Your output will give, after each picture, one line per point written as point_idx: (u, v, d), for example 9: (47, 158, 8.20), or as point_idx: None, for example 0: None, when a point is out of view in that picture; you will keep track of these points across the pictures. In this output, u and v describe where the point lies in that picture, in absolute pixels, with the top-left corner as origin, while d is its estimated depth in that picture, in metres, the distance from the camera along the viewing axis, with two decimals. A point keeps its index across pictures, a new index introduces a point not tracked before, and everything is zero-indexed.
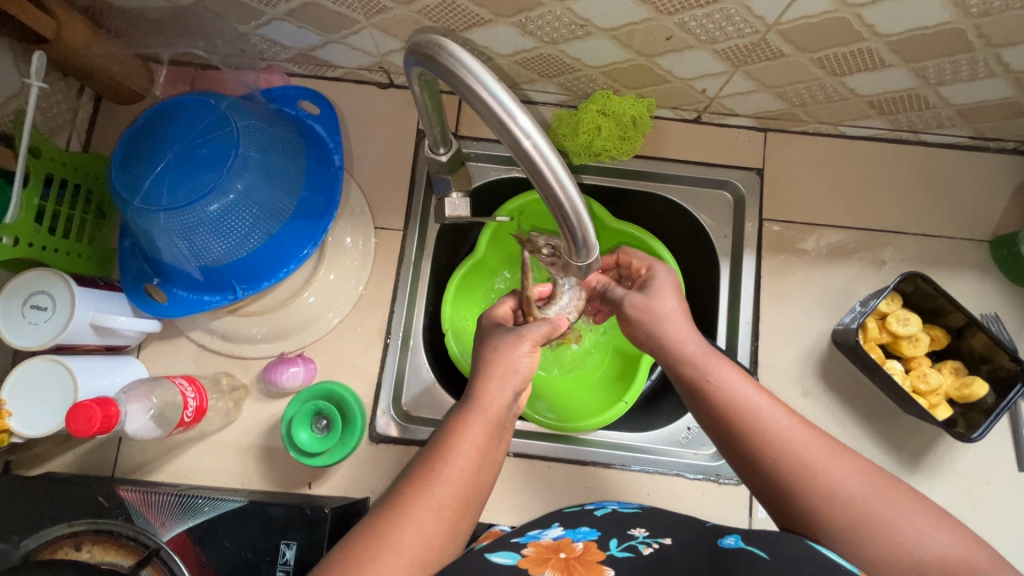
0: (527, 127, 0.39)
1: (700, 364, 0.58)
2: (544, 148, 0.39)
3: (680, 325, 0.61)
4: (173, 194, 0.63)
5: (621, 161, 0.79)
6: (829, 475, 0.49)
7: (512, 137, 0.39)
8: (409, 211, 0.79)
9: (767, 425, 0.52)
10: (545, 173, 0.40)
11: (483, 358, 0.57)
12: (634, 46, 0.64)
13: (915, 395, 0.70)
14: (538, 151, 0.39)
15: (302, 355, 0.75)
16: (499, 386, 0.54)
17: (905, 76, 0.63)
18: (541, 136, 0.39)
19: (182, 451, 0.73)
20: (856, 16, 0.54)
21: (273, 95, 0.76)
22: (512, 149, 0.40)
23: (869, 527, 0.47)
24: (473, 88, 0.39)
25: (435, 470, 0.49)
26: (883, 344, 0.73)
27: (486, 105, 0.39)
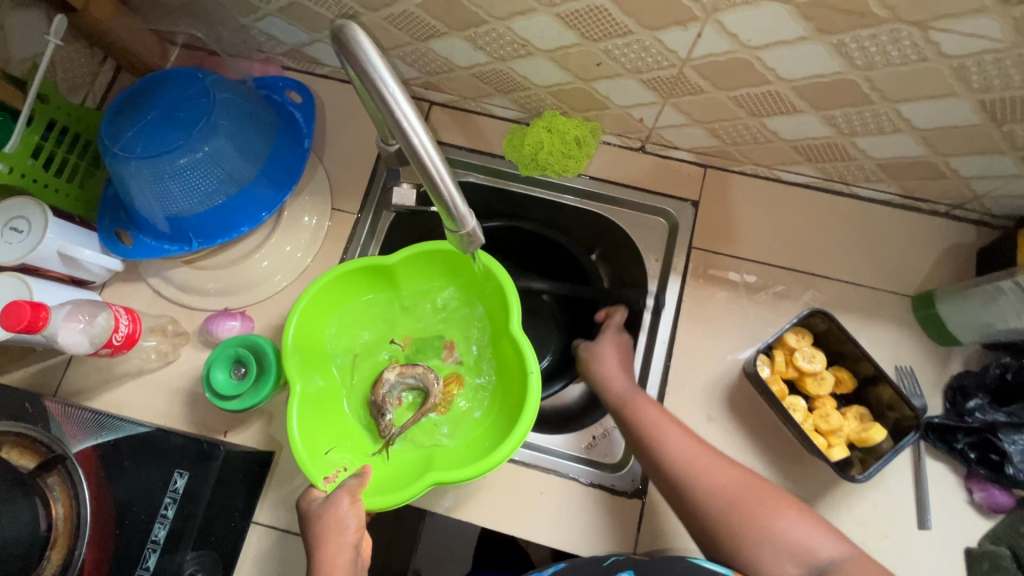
0: (418, 126, 0.46)
1: (628, 404, 0.70)
2: (429, 147, 0.47)
3: (612, 370, 0.76)
4: (154, 143, 0.72)
5: (566, 178, 0.86)
6: (723, 483, 0.62)
7: (404, 133, 0.46)
8: (366, 197, 0.86)
9: (675, 450, 0.65)
10: (428, 166, 0.48)
11: (312, 532, 0.59)
12: (571, 69, 0.71)
13: (813, 433, 0.70)
14: (424, 149, 0.47)
15: (243, 313, 0.81)
16: (336, 553, 0.57)
17: (818, 123, 0.67)
18: (428, 136, 0.47)
19: (120, 384, 0.79)
20: (755, 58, 0.59)
21: (265, 82, 0.86)
22: (406, 146, 0.47)
23: (763, 533, 0.58)
24: (374, 80, 0.45)
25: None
26: (790, 380, 0.75)
27: (384, 103, 0.45)
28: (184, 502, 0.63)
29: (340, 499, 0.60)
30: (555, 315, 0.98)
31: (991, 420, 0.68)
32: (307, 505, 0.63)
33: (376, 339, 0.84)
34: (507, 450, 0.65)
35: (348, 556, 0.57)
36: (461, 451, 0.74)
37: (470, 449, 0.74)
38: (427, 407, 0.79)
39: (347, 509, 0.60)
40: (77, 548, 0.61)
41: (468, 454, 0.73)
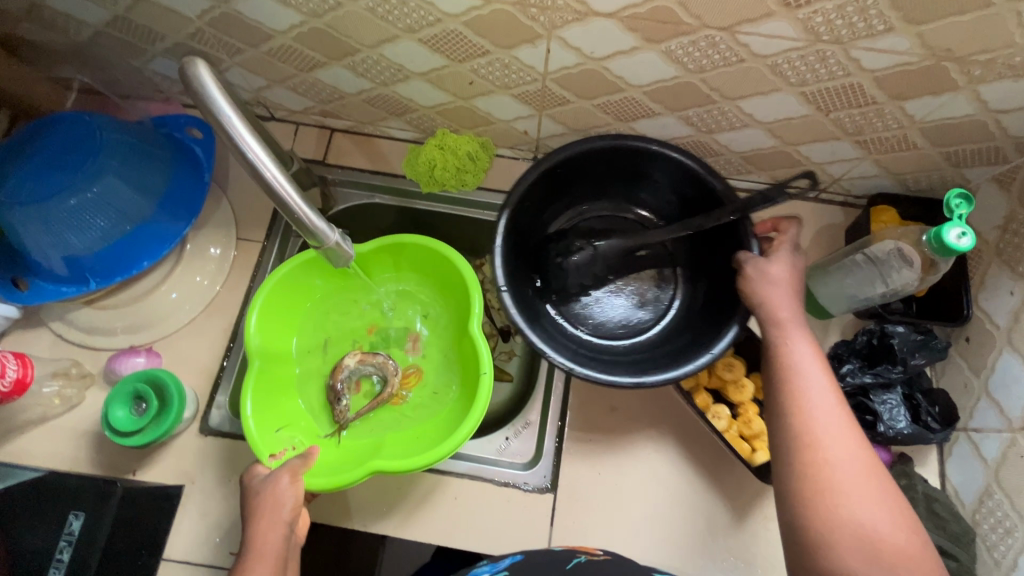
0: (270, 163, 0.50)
1: (784, 327, 0.58)
2: (282, 181, 0.50)
3: (782, 291, 0.60)
4: (38, 186, 0.72)
5: (467, 192, 0.89)
6: (831, 448, 0.51)
7: (255, 166, 0.49)
8: (272, 225, 0.88)
9: (806, 391, 0.54)
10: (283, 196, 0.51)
11: (250, 507, 0.59)
12: (449, 90, 0.75)
13: (736, 439, 0.72)
14: (278, 182, 0.50)
15: (149, 349, 0.81)
16: (268, 532, 0.56)
17: (679, 123, 0.73)
18: (281, 171, 0.50)
19: (22, 433, 0.77)
20: (604, 68, 0.64)
21: (165, 121, 0.88)
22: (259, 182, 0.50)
23: (834, 503, 0.49)
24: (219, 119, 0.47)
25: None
26: (714, 389, 0.76)
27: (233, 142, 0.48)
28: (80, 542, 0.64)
29: (280, 476, 0.60)
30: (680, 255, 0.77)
31: (862, 383, 0.72)
32: (249, 481, 0.61)
33: (337, 327, 0.81)
34: (455, 442, 0.62)
35: (281, 537, 0.56)
36: (412, 440, 0.72)
37: (422, 438, 0.71)
38: (382, 395, 0.76)
39: (288, 486, 0.59)
40: None
41: (419, 444, 0.70)
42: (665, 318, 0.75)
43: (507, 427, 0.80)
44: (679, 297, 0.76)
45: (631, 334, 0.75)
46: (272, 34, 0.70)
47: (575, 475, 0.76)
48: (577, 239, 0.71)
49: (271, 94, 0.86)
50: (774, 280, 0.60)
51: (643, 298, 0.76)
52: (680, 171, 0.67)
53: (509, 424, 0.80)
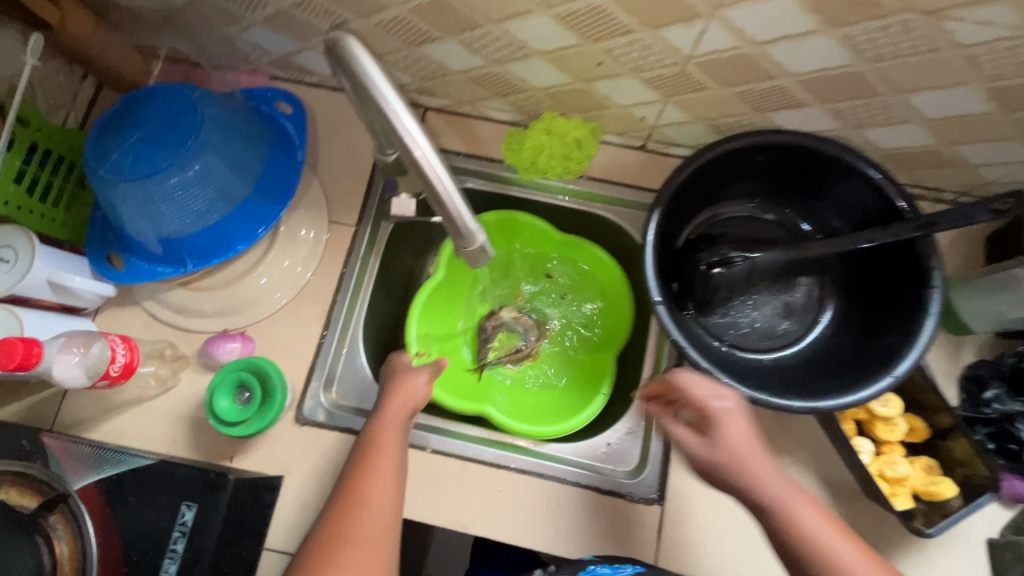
0: (420, 138, 0.46)
1: (784, 508, 0.53)
2: (431, 157, 0.46)
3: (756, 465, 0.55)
4: (140, 163, 0.69)
5: (567, 181, 0.84)
6: None
7: (406, 146, 0.45)
8: (364, 209, 0.84)
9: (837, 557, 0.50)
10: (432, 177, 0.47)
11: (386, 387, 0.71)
12: (571, 71, 0.69)
13: (878, 478, 0.68)
14: (428, 160, 0.46)
15: (243, 333, 0.79)
16: (393, 410, 0.68)
17: (826, 117, 0.66)
18: (430, 147, 0.46)
19: (120, 413, 0.76)
20: (762, 53, 0.58)
21: (252, 95, 0.84)
22: (407, 159, 0.46)
23: None
24: (371, 94, 0.44)
25: (368, 468, 0.61)
26: (859, 422, 0.72)
27: (381, 113, 0.45)
28: (192, 536, 0.61)
29: (416, 373, 0.72)
30: (838, 274, 0.77)
31: (1009, 411, 0.68)
32: (396, 361, 0.75)
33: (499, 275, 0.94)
34: (577, 423, 0.79)
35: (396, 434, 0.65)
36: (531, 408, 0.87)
37: (539, 406, 0.87)
38: (522, 351, 0.92)
39: (423, 381, 0.71)
40: None
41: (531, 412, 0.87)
42: (814, 331, 0.76)
43: (607, 432, 0.79)
44: (830, 312, 0.76)
45: (777, 347, 0.76)
46: (388, 5, 0.65)
47: (684, 489, 0.72)
48: (730, 249, 0.73)
49: None
50: (683, 386, 0.59)
51: (789, 309, 0.77)
52: (861, 186, 0.68)
53: (607, 431, 0.80)
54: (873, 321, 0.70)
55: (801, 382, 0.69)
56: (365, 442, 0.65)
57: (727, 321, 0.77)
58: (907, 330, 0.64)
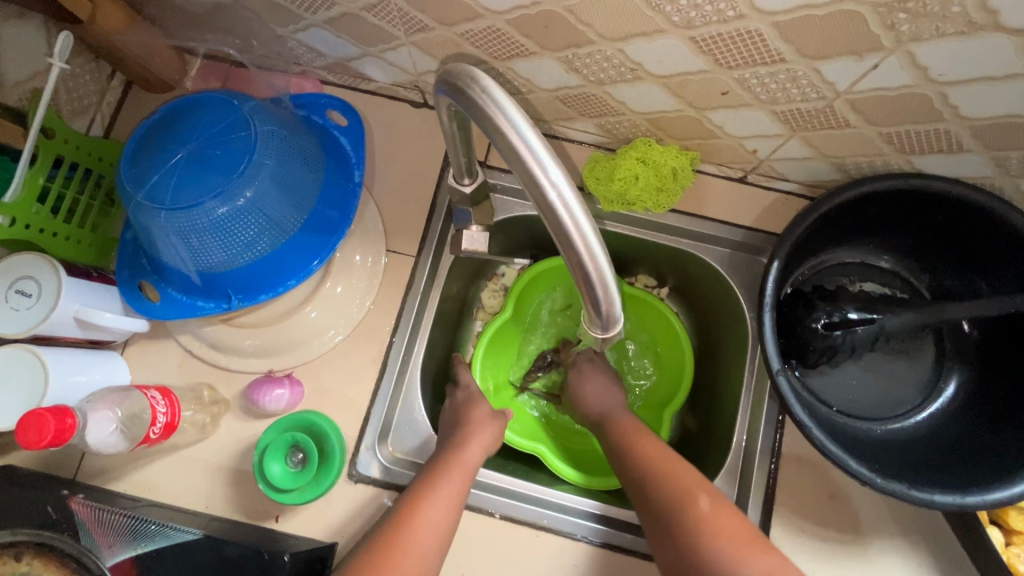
0: (558, 179, 0.35)
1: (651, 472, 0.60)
2: (572, 203, 0.35)
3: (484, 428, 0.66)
4: (185, 187, 0.59)
5: (654, 214, 0.75)
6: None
7: (541, 193, 0.35)
8: (425, 237, 0.75)
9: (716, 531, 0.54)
10: (571, 234, 0.35)
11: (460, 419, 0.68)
12: (685, 97, 0.59)
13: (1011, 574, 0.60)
14: (569, 212, 0.35)
15: (290, 376, 0.70)
16: (472, 445, 0.64)
17: (984, 164, 0.57)
18: (571, 190, 0.35)
19: (150, 462, 0.68)
20: (939, 94, 0.48)
21: (302, 101, 0.73)
22: (539, 204, 0.35)
23: None
24: (499, 127, 0.35)
25: (417, 511, 0.57)
26: None
27: (510, 145, 0.35)
28: None
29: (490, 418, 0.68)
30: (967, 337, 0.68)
31: None
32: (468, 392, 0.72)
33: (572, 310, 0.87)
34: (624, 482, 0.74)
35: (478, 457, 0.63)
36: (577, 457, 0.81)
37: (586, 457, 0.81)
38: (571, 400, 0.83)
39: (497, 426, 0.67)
40: None
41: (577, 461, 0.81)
42: (936, 400, 0.68)
43: None
44: (954, 379, 0.68)
45: (891, 415, 0.68)
46: (481, 13, 0.55)
47: None
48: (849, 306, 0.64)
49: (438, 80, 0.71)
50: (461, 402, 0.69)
51: (905, 372, 0.69)
52: (1015, 248, 0.59)
53: None
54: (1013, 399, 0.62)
55: (926, 465, 0.61)
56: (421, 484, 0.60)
57: (835, 382, 0.69)
58: None
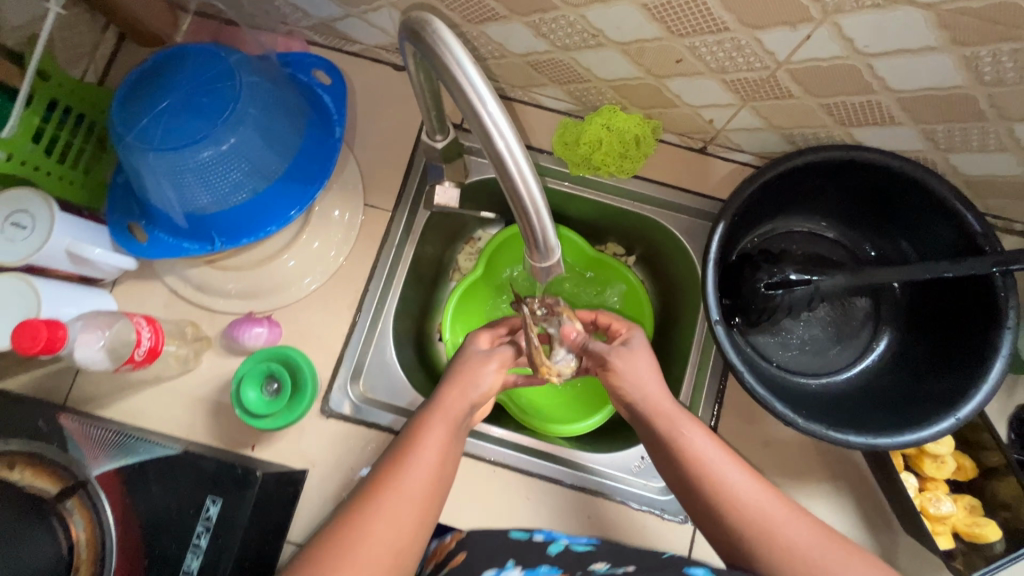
0: (502, 124, 0.39)
1: (673, 419, 0.59)
2: (515, 147, 0.39)
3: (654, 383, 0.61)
4: (173, 132, 0.64)
5: (619, 180, 0.79)
6: (783, 530, 0.53)
7: (488, 136, 0.39)
8: (401, 193, 0.79)
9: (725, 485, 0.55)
10: (513, 174, 0.40)
11: (452, 368, 0.62)
12: (644, 64, 0.63)
13: (921, 515, 0.66)
14: (511, 154, 0.40)
15: (270, 318, 0.75)
16: (457, 394, 0.59)
17: (915, 137, 0.62)
18: (514, 135, 0.39)
19: (136, 391, 0.73)
20: (867, 66, 0.53)
21: (289, 59, 0.77)
22: (486, 147, 0.40)
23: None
24: (450, 72, 0.39)
25: (402, 473, 0.54)
26: (904, 454, 0.70)
27: (459, 89, 0.39)
28: (216, 532, 0.58)
29: (488, 360, 0.62)
30: (899, 302, 0.74)
31: None
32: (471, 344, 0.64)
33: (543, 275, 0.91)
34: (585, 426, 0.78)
35: (467, 408, 0.59)
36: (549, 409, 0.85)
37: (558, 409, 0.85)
38: None
39: (493, 370, 0.61)
40: None
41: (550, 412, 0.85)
42: (865, 359, 0.73)
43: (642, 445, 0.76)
44: (885, 342, 0.73)
45: (825, 372, 0.74)
46: None
47: None
48: (791, 268, 0.69)
49: None
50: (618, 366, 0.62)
51: (840, 333, 0.75)
52: (937, 217, 0.64)
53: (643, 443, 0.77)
54: (930, 355, 0.68)
55: (852, 413, 0.67)
56: (405, 439, 0.57)
57: (777, 341, 0.74)
58: (971, 372, 0.61)
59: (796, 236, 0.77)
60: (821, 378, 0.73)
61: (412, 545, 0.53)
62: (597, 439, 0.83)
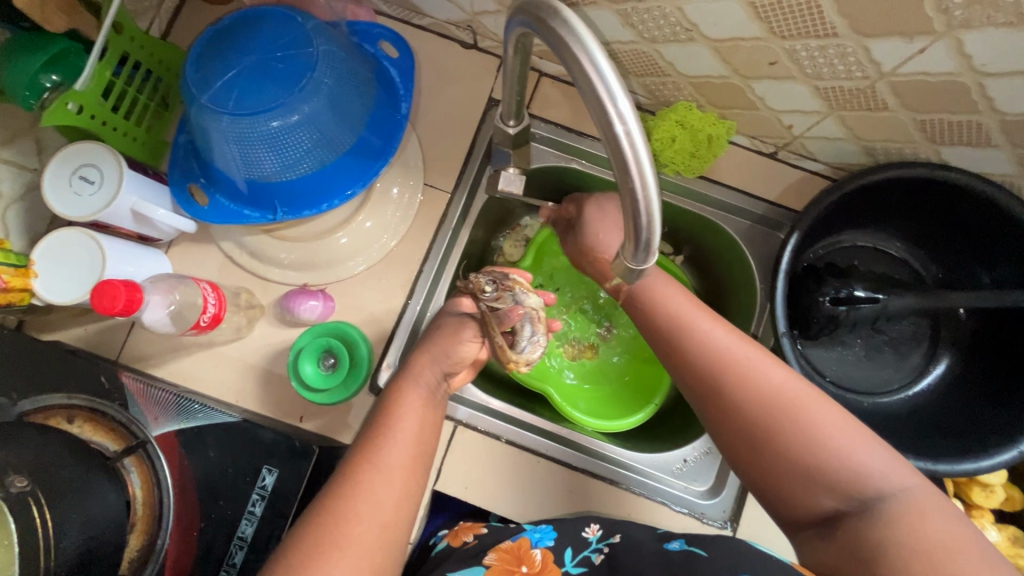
0: (628, 116, 0.38)
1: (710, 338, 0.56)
2: (639, 141, 0.38)
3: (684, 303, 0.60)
4: (246, 95, 0.62)
5: (683, 179, 0.78)
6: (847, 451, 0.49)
7: (609, 124, 0.38)
8: (461, 175, 0.78)
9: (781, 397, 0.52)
10: (631, 165, 0.39)
11: (426, 338, 0.64)
12: (734, 64, 0.61)
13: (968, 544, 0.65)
14: (632, 143, 0.38)
15: (324, 291, 0.74)
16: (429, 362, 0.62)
17: (1007, 161, 0.60)
18: (638, 128, 0.38)
19: (187, 353, 0.73)
20: (977, 84, 0.51)
21: (357, 28, 0.74)
22: (607, 137, 0.39)
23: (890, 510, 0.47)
24: (578, 57, 0.38)
25: (381, 443, 0.55)
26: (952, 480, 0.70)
27: (587, 78, 0.38)
28: (272, 502, 0.59)
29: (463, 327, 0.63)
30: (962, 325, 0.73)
31: None
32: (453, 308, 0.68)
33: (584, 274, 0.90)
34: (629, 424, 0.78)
35: (434, 375, 0.62)
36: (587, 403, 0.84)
37: (597, 403, 0.85)
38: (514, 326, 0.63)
39: (468, 339, 0.63)
40: (160, 537, 0.58)
41: (590, 404, 0.84)
42: (921, 381, 0.73)
43: (685, 447, 0.76)
44: (943, 365, 0.72)
45: (878, 392, 0.73)
46: None
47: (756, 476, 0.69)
48: (860, 285, 0.68)
49: (491, 21, 0.73)
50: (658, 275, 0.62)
51: (898, 351, 0.74)
52: (1013, 243, 0.63)
53: (685, 446, 0.77)
54: (992, 382, 0.67)
55: (906, 437, 0.66)
56: (380, 418, 0.58)
57: (831, 355, 0.73)
58: None
59: (858, 250, 0.76)
60: (881, 400, 0.72)
61: (401, 511, 0.52)
62: (638, 437, 0.83)
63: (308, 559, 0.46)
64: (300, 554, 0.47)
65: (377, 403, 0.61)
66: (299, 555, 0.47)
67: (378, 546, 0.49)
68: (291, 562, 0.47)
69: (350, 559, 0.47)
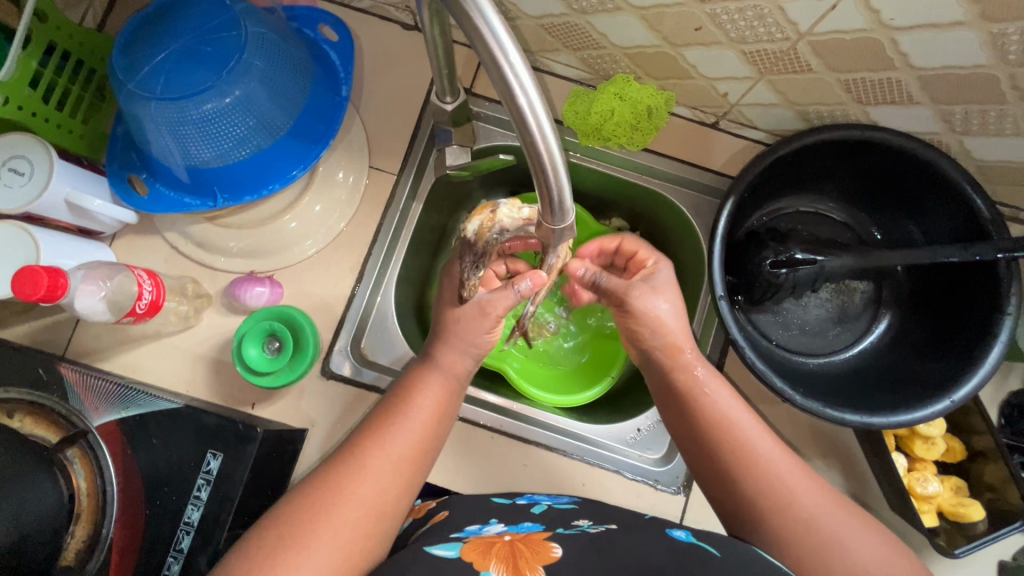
0: (526, 79, 0.38)
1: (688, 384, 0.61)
2: (537, 105, 0.39)
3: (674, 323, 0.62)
4: (175, 81, 0.61)
5: (628, 153, 0.78)
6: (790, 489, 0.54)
7: (508, 87, 0.38)
8: (407, 156, 0.78)
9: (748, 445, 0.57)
10: (531, 127, 0.40)
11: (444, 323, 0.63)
12: (662, 32, 0.62)
13: (910, 494, 0.67)
14: (531, 108, 0.39)
15: (272, 278, 0.74)
16: (455, 352, 0.61)
17: (932, 118, 0.61)
18: (537, 94, 0.39)
19: (135, 345, 0.72)
20: (890, 40, 0.52)
21: (295, 13, 0.74)
22: (507, 102, 0.39)
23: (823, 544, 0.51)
24: (471, 15, 0.37)
25: (393, 431, 0.56)
26: (896, 435, 0.72)
27: (481, 36, 0.37)
28: (216, 486, 0.58)
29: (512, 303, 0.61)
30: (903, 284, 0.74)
31: None
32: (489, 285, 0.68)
33: None
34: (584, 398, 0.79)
35: (465, 365, 0.62)
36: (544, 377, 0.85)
37: (555, 377, 0.85)
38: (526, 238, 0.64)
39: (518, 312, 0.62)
40: (104, 527, 0.58)
41: (547, 379, 0.85)
42: (864, 341, 0.74)
43: (639, 417, 0.78)
44: (885, 324, 0.74)
45: (823, 353, 0.74)
46: None
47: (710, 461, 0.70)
48: (799, 248, 0.69)
49: None
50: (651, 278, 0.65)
51: (843, 313, 0.75)
52: (943, 198, 0.64)
53: (640, 416, 0.78)
54: (932, 337, 0.68)
55: (848, 394, 0.68)
56: (399, 399, 0.59)
57: (777, 321, 0.75)
58: (968, 357, 0.62)
59: (801, 215, 0.77)
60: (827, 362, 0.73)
61: (397, 500, 0.54)
62: (596, 411, 0.83)
63: (298, 533, 0.48)
64: (292, 526, 0.49)
65: (397, 381, 0.62)
66: (292, 525, 0.49)
67: (369, 529, 0.51)
68: (283, 529, 0.49)
69: (339, 540, 0.49)
